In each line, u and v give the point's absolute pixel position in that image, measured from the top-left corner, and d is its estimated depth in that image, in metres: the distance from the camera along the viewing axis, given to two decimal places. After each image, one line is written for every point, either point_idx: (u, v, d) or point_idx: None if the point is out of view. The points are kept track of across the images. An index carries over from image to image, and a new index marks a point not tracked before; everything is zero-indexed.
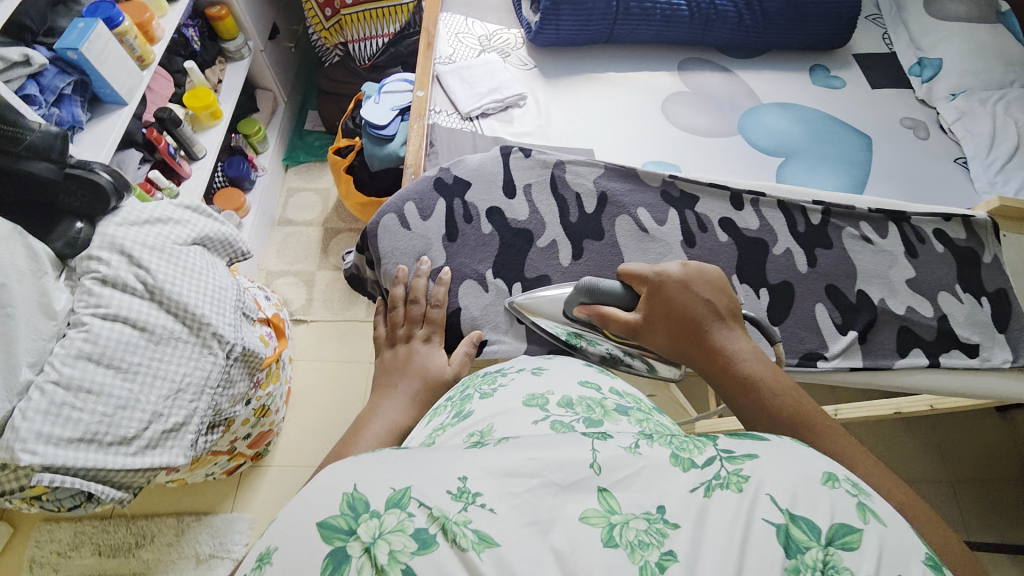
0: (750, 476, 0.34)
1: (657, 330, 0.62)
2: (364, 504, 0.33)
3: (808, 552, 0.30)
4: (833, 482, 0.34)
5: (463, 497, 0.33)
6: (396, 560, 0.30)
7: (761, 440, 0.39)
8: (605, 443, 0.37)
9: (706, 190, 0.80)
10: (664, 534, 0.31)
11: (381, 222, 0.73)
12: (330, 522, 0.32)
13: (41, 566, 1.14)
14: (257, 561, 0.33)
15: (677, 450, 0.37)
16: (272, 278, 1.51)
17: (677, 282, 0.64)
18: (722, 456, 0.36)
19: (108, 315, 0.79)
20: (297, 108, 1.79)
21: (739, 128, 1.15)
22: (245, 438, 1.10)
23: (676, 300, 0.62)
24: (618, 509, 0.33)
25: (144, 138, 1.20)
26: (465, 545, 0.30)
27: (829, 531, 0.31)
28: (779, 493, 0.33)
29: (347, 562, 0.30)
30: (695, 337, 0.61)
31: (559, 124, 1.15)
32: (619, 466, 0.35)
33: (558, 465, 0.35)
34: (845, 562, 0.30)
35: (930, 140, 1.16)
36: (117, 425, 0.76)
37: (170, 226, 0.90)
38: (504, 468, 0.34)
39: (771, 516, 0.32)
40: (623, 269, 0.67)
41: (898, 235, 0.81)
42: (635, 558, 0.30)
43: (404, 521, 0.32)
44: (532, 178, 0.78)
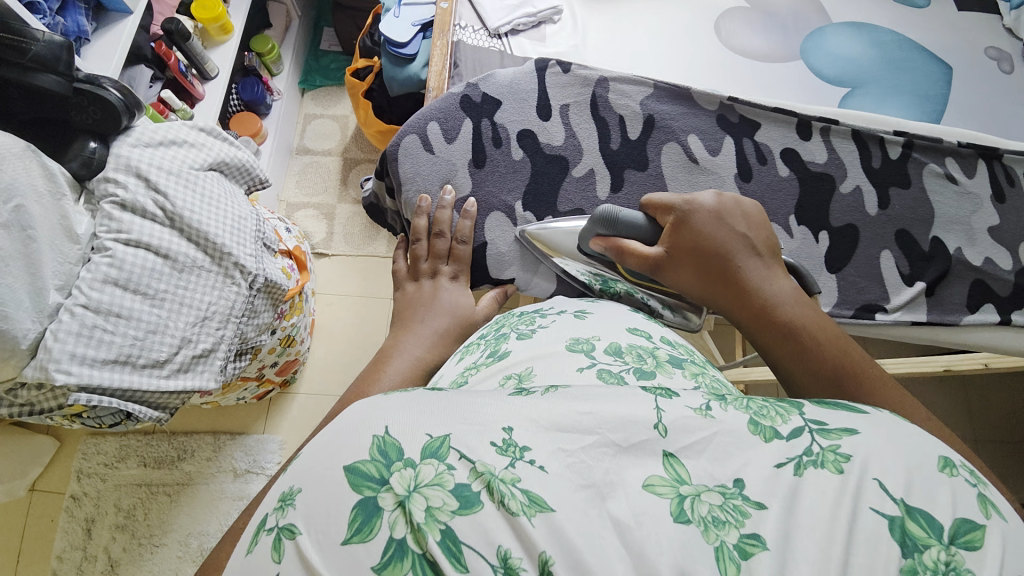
0: (852, 455, 0.32)
1: (686, 267, 0.58)
2: (397, 452, 0.32)
3: (929, 552, 0.28)
4: (951, 469, 0.32)
5: (509, 452, 0.32)
6: (434, 518, 0.30)
7: (857, 413, 0.36)
8: (671, 403, 0.36)
9: (767, 116, 0.72)
10: (743, 513, 0.30)
11: (402, 143, 0.68)
12: (360, 470, 0.32)
13: (91, 475, 1.24)
14: (280, 502, 0.33)
15: (757, 417, 0.35)
16: (293, 210, 1.48)
17: (711, 214, 0.59)
18: (812, 428, 0.34)
19: (131, 241, 0.78)
20: (311, 25, 1.67)
21: (801, 52, 1.01)
22: (273, 365, 1.13)
23: (709, 232, 0.58)
24: (688, 480, 0.32)
25: (154, 53, 1.16)
26: (516, 508, 0.30)
27: (952, 528, 0.29)
28: (889, 480, 0.30)
29: (378, 516, 0.30)
30: (729, 276, 0.57)
31: (596, 44, 1.04)
32: (686, 430, 0.34)
33: (618, 424, 0.34)
34: (968, 563, 0.28)
35: (1015, 74, 1.01)
36: (149, 348, 0.78)
37: (186, 149, 0.87)
38: (555, 423, 0.33)
39: (883, 506, 0.29)
40: (647, 200, 0.63)
41: (987, 175, 0.72)
42: (710, 538, 0.29)
43: (443, 474, 0.31)
44: (570, 98, 0.71)
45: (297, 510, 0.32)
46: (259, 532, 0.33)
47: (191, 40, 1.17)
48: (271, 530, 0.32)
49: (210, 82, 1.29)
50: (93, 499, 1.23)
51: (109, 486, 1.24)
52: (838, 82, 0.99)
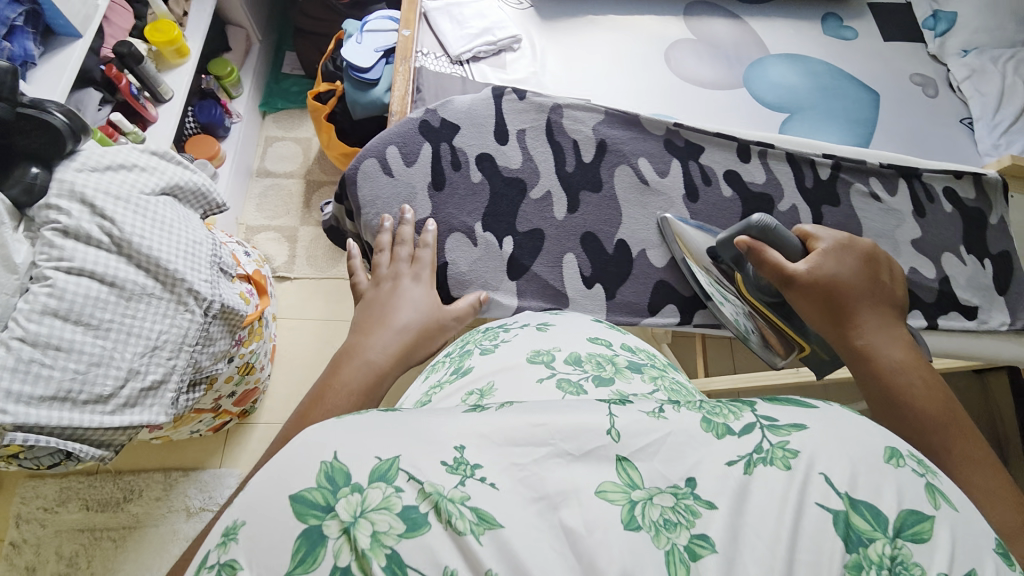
0: (799, 450, 0.33)
1: (821, 290, 0.60)
2: (343, 476, 0.31)
3: (873, 546, 0.30)
4: (897, 460, 0.33)
5: (460, 470, 0.32)
6: (380, 543, 0.29)
7: (810, 407, 0.37)
8: (624, 409, 0.37)
9: (710, 140, 0.76)
10: (694, 513, 0.31)
11: (361, 167, 0.68)
12: (306, 497, 0.31)
13: (28, 522, 1.14)
14: (223, 535, 0.32)
15: (709, 415, 0.36)
16: (253, 233, 1.45)
17: (861, 260, 0.63)
18: (763, 424, 0.35)
19: (72, 269, 0.74)
20: (273, 48, 1.66)
21: (744, 81, 1.09)
22: (230, 396, 1.08)
23: (849, 274, 0.60)
24: (640, 484, 0.33)
25: (103, 76, 1.12)
26: (463, 528, 0.30)
27: (897, 521, 0.30)
28: (836, 475, 0.32)
29: (323, 544, 0.29)
30: (860, 310, 0.59)
31: (556, 71, 1.08)
32: (639, 433, 0.34)
33: (570, 433, 0.34)
34: (915, 556, 0.29)
35: (937, 99, 1.12)
36: (92, 383, 0.74)
37: (137, 173, 0.84)
38: (507, 436, 0.34)
39: (828, 500, 0.31)
40: (801, 230, 0.66)
41: (908, 193, 0.79)
42: (661, 542, 0.30)
43: (391, 497, 0.31)
44: (526, 123, 0.73)
45: (239, 544, 0.31)
46: (198, 569, 0.32)
47: (144, 63, 1.15)
48: (212, 566, 0.31)
49: (165, 105, 1.25)
50: (33, 547, 1.13)
51: (50, 532, 1.14)
52: (778, 108, 1.07)
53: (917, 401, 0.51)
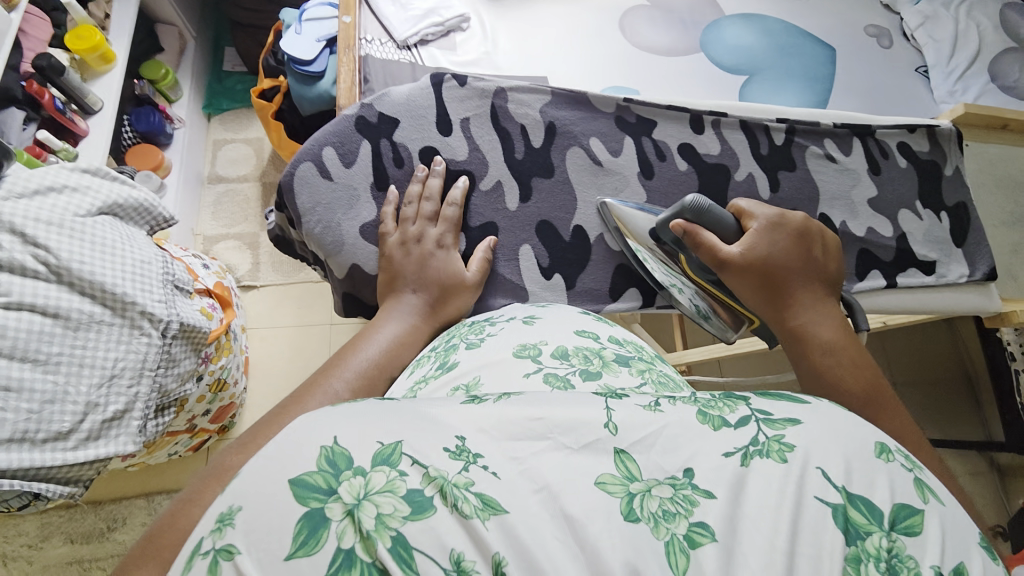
0: (796, 445, 0.30)
1: (752, 273, 0.60)
2: (346, 460, 0.27)
3: (870, 539, 0.27)
4: (887, 454, 0.30)
5: (463, 457, 0.28)
6: (385, 525, 0.25)
7: (802, 403, 0.34)
8: (620, 402, 0.33)
9: (662, 113, 0.75)
10: (693, 502, 0.28)
11: (297, 172, 0.65)
12: (306, 480, 0.26)
13: (13, 561, 1.10)
14: (218, 522, 0.27)
15: (705, 407, 0.33)
16: (211, 243, 1.39)
17: (792, 234, 0.62)
18: (758, 418, 0.32)
19: (12, 304, 0.69)
20: (211, 46, 1.57)
21: (701, 45, 1.07)
22: (205, 414, 1.04)
23: (784, 255, 0.60)
24: (639, 476, 0.29)
25: (25, 93, 1.03)
26: (468, 512, 0.26)
27: (891, 515, 0.28)
28: (832, 469, 0.29)
29: (325, 526, 0.25)
30: (790, 290, 0.59)
31: (508, 49, 1.04)
32: (636, 426, 0.31)
33: (567, 426, 0.30)
34: (909, 549, 0.27)
35: (892, 49, 1.12)
36: (49, 421, 0.69)
37: (67, 195, 0.77)
38: (506, 430, 0.30)
39: (826, 494, 0.28)
40: (734, 206, 0.65)
41: (862, 151, 0.79)
42: (660, 533, 0.27)
43: (394, 480, 0.27)
44: (469, 111, 0.70)
45: (237, 529, 0.26)
46: (191, 557, 0.26)
47: (69, 73, 1.07)
48: (206, 553, 0.26)
49: (94, 116, 1.18)
50: None
51: (36, 569, 1.10)
52: (735, 71, 1.05)
53: (842, 382, 0.52)
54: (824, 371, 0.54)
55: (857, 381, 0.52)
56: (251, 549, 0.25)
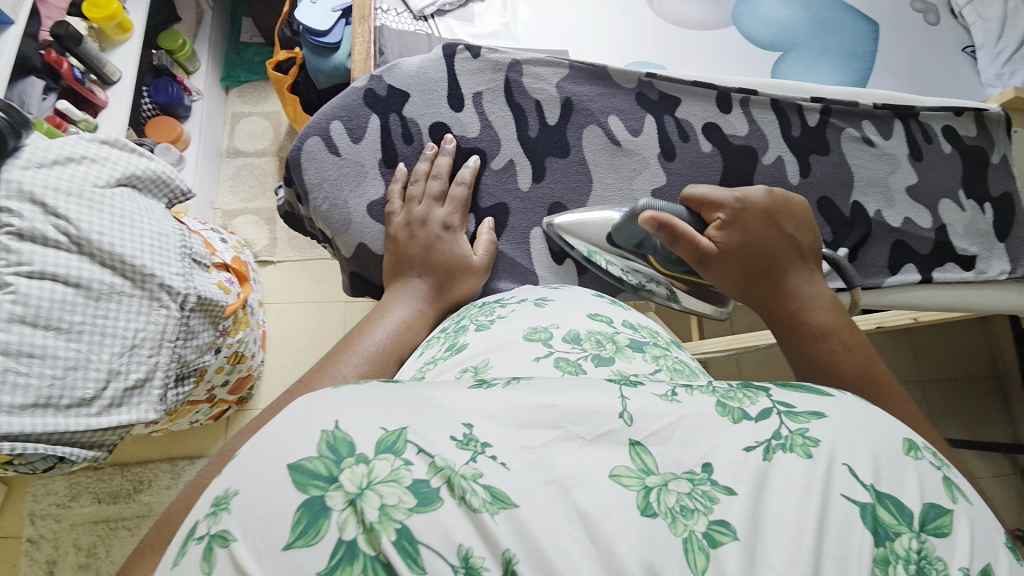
0: (820, 439, 0.28)
1: (731, 262, 0.57)
2: (348, 447, 0.26)
3: (899, 540, 0.25)
4: (915, 452, 0.29)
5: (471, 446, 0.27)
6: (389, 517, 0.24)
7: (824, 395, 0.32)
8: (634, 391, 0.31)
9: (687, 90, 0.71)
10: (712, 499, 0.26)
11: (304, 147, 0.64)
12: (307, 467, 0.26)
13: (43, 518, 1.17)
14: (213, 506, 0.27)
15: (724, 399, 0.31)
16: (230, 217, 1.40)
17: (760, 212, 0.58)
18: (780, 410, 0.30)
19: (34, 273, 0.70)
20: (228, 16, 1.56)
21: (733, 18, 1.01)
22: (223, 385, 1.07)
23: (760, 237, 0.57)
24: (655, 469, 0.27)
25: (43, 62, 1.03)
26: (477, 505, 0.25)
27: (920, 514, 0.26)
28: (859, 465, 0.27)
29: (325, 516, 0.25)
30: (773, 270, 0.57)
31: (528, 21, 1.00)
32: (653, 417, 0.29)
33: (581, 415, 0.29)
34: (938, 551, 0.25)
35: (939, 26, 1.03)
36: (71, 387, 0.71)
37: (88, 166, 0.77)
38: (519, 416, 0.29)
39: (853, 492, 0.26)
40: (688, 194, 0.60)
41: (903, 135, 0.74)
42: (678, 529, 0.25)
43: (399, 470, 0.26)
44: (483, 85, 0.68)
45: (232, 514, 0.26)
46: (186, 542, 0.27)
47: (86, 43, 1.07)
48: (200, 538, 0.26)
49: (114, 87, 1.19)
50: (51, 541, 1.16)
51: (65, 526, 1.17)
52: (769, 46, 0.99)
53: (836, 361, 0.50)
54: (817, 353, 0.52)
55: (851, 358, 0.50)
56: (257, 541, 0.25)
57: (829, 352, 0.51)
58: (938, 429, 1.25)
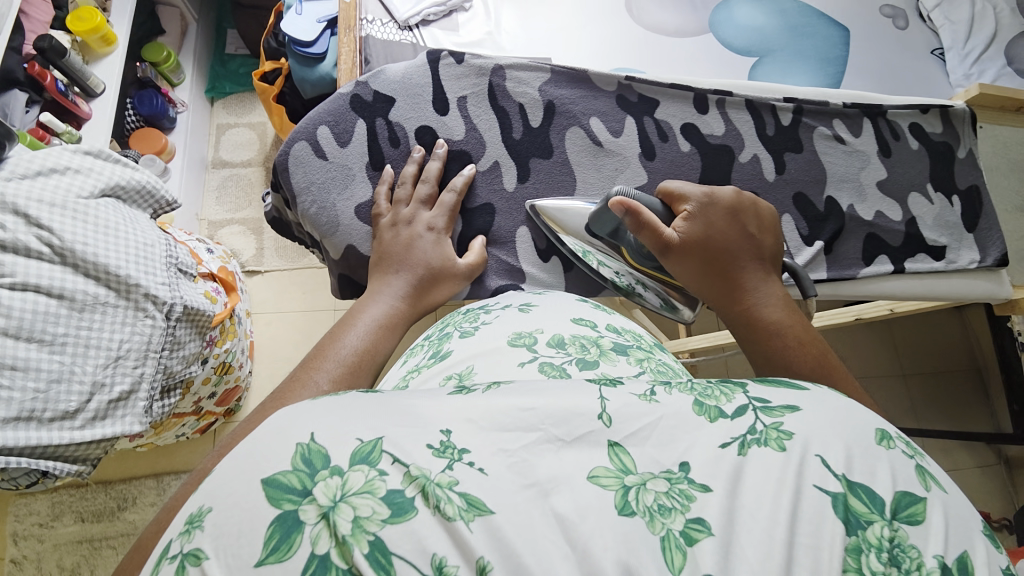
0: (794, 433, 0.28)
1: (691, 255, 0.58)
2: (322, 459, 0.26)
3: (871, 529, 0.25)
4: (888, 441, 0.29)
5: (447, 454, 0.27)
6: (362, 529, 0.24)
7: (800, 390, 0.33)
8: (615, 391, 0.32)
9: (665, 92, 0.73)
10: (689, 497, 0.26)
11: (291, 151, 0.64)
12: (280, 481, 0.26)
13: (24, 539, 1.14)
14: (185, 524, 0.27)
15: (701, 397, 0.31)
16: (216, 228, 1.39)
17: (723, 211, 0.60)
18: (756, 406, 0.30)
19: (15, 285, 0.69)
20: (213, 27, 1.56)
21: (710, 25, 1.04)
22: (211, 397, 1.05)
23: (723, 236, 0.58)
24: (634, 469, 0.27)
25: (27, 75, 1.03)
26: (452, 513, 0.25)
27: (892, 503, 0.26)
28: (831, 455, 0.27)
29: (299, 531, 0.24)
30: (734, 270, 0.58)
31: (511, 30, 1.02)
32: (632, 417, 0.29)
33: (560, 417, 0.29)
34: (911, 539, 0.25)
35: (908, 31, 1.08)
36: (54, 401, 0.69)
37: (71, 176, 0.76)
38: (496, 421, 0.29)
39: (825, 483, 0.26)
40: (664, 188, 0.62)
41: (873, 132, 0.77)
42: (656, 527, 0.25)
43: (374, 481, 0.26)
44: (466, 89, 0.69)
45: (205, 531, 0.26)
46: (159, 560, 0.26)
47: (69, 55, 1.07)
48: (174, 557, 0.26)
49: (97, 99, 1.18)
50: (33, 563, 1.12)
51: (47, 547, 1.14)
52: (746, 52, 1.02)
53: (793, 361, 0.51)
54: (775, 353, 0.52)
55: (807, 359, 0.51)
56: (230, 558, 0.24)
57: (783, 347, 0.53)
58: (918, 421, 1.28)
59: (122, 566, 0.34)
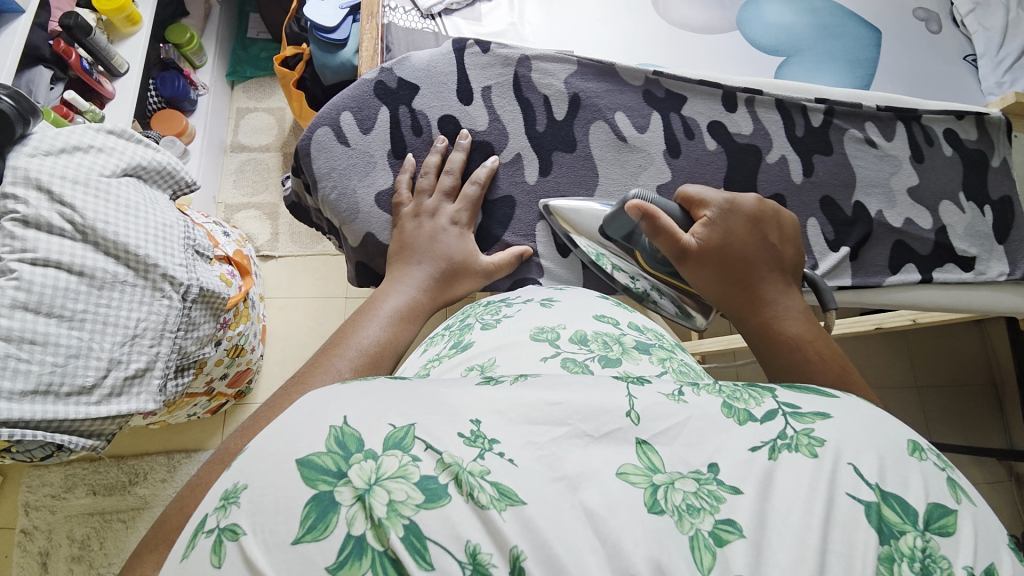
0: (825, 439, 0.28)
1: (708, 261, 0.57)
2: (356, 442, 0.26)
3: (904, 538, 0.25)
4: (920, 453, 0.28)
5: (478, 443, 0.27)
6: (397, 513, 0.24)
7: (829, 397, 0.32)
8: (642, 389, 0.31)
9: (692, 89, 0.72)
10: (718, 498, 0.26)
11: (314, 136, 0.64)
12: (315, 462, 0.26)
13: (38, 509, 1.17)
14: (221, 500, 0.27)
15: (729, 400, 0.31)
16: (232, 212, 1.41)
17: (744, 218, 0.59)
18: (785, 411, 0.30)
19: (38, 261, 0.70)
20: (236, 11, 1.57)
21: (737, 23, 1.01)
22: (222, 378, 1.07)
23: (743, 243, 0.57)
24: (662, 468, 0.27)
25: (53, 52, 1.05)
26: (484, 502, 0.25)
27: (925, 513, 0.25)
28: (864, 464, 0.27)
29: (334, 512, 0.24)
30: (753, 279, 0.57)
31: (534, 22, 1.00)
32: (660, 416, 0.29)
33: (589, 412, 0.29)
34: (943, 549, 0.25)
35: (941, 35, 1.04)
36: (72, 375, 0.71)
37: (95, 155, 0.77)
38: (524, 413, 0.28)
39: (858, 492, 0.26)
40: (682, 193, 0.61)
41: (906, 137, 0.75)
42: (685, 527, 0.25)
43: (407, 466, 0.25)
44: (491, 79, 0.68)
45: (241, 508, 0.26)
46: (195, 535, 0.27)
47: (95, 34, 1.08)
48: (210, 532, 0.26)
49: (121, 79, 1.20)
50: (44, 533, 1.16)
51: (59, 518, 1.17)
52: (773, 51, 1.00)
53: (813, 376, 0.50)
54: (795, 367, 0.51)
55: (827, 374, 0.50)
56: (264, 533, 0.24)
57: (801, 360, 0.51)
58: (931, 434, 1.25)
59: (147, 546, 0.35)
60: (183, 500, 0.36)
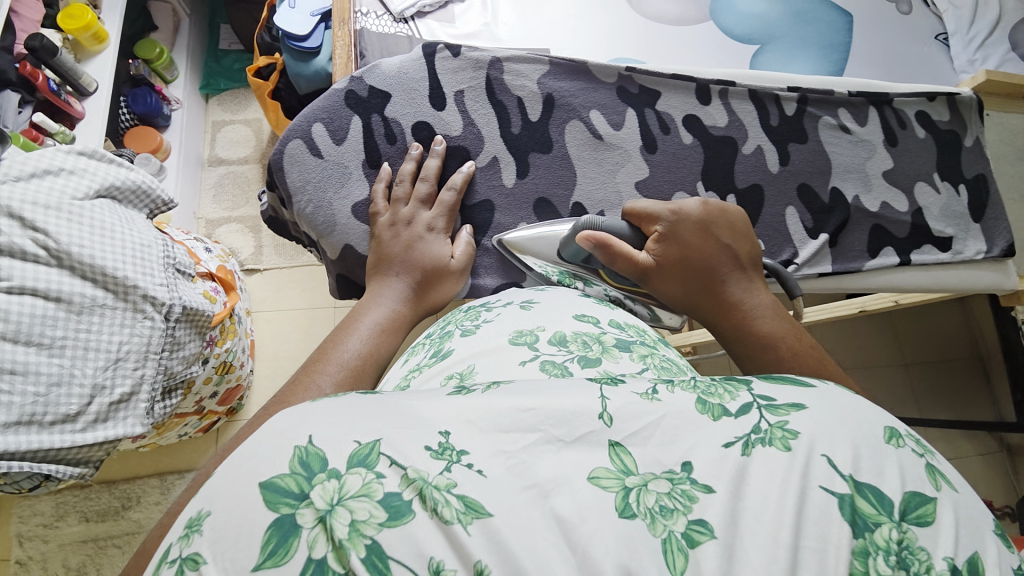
0: (800, 431, 0.28)
1: (669, 275, 0.58)
2: (319, 462, 0.26)
3: (879, 531, 0.25)
4: (898, 440, 0.28)
5: (446, 455, 0.26)
6: (359, 533, 0.24)
7: (807, 387, 0.32)
8: (615, 390, 0.31)
9: (667, 83, 0.72)
10: (691, 498, 0.26)
11: (286, 150, 0.63)
12: (277, 484, 0.25)
13: (30, 540, 1.14)
14: (186, 527, 0.26)
15: (704, 395, 0.31)
16: (213, 227, 1.39)
17: (696, 224, 0.59)
18: (760, 404, 0.30)
19: (14, 289, 0.68)
20: (206, 23, 1.54)
21: (711, 13, 1.02)
22: (212, 396, 1.05)
23: (698, 248, 0.58)
24: (635, 470, 0.27)
25: (19, 75, 1.01)
26: (449, 516, 0.24)
27: (901, 504, 0.26)
28: (838, 455, 0.27)
29: (296, 535, 0.24)
30: (715, 283, 0.57)
31: (509, 22, 1.00)
32: (633, 417, 0.29)
33: (560, 417, 0.29)
34: (920, 540, 0.25)
35: (912, 16, 1.05)
36: (55, 403, 0.69)
37: (65, 177, 0.75)
38: (497, 422, 0.28)
39: (832, 484, 0.26)
40: (628, 210, 0.61)
41: (878, 121, 0.75)
42: (657, 530, 0.25)
43: (371, 483, 0.25)
44: (464, 83, 0.68)
45: (204, 535, 0.25)
46: (160, 564, 0.26)
47: (60, 54, 1.05)
48: (173, 561, 0.25)
49: (91, 98, 1.17)
50: (39, 563, 1.13)
51: (53, 547, 1.14)
52: (748, 40, 1.01)
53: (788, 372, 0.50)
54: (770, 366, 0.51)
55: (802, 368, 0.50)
56: (227, 562, 0.24)
57: (776, 357, 0.51)
58: (921, 411, 1.27)
59: (126, 573, 0.34)
60: (160, 527, 0.36)
